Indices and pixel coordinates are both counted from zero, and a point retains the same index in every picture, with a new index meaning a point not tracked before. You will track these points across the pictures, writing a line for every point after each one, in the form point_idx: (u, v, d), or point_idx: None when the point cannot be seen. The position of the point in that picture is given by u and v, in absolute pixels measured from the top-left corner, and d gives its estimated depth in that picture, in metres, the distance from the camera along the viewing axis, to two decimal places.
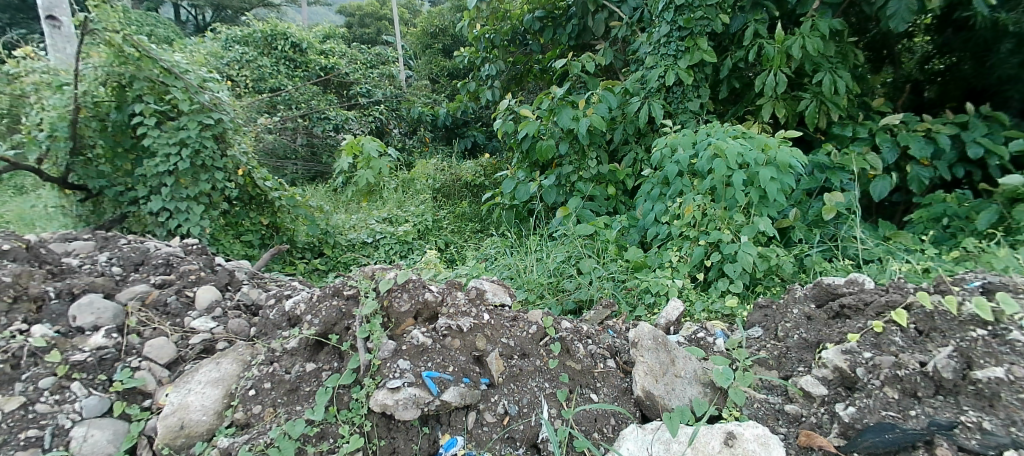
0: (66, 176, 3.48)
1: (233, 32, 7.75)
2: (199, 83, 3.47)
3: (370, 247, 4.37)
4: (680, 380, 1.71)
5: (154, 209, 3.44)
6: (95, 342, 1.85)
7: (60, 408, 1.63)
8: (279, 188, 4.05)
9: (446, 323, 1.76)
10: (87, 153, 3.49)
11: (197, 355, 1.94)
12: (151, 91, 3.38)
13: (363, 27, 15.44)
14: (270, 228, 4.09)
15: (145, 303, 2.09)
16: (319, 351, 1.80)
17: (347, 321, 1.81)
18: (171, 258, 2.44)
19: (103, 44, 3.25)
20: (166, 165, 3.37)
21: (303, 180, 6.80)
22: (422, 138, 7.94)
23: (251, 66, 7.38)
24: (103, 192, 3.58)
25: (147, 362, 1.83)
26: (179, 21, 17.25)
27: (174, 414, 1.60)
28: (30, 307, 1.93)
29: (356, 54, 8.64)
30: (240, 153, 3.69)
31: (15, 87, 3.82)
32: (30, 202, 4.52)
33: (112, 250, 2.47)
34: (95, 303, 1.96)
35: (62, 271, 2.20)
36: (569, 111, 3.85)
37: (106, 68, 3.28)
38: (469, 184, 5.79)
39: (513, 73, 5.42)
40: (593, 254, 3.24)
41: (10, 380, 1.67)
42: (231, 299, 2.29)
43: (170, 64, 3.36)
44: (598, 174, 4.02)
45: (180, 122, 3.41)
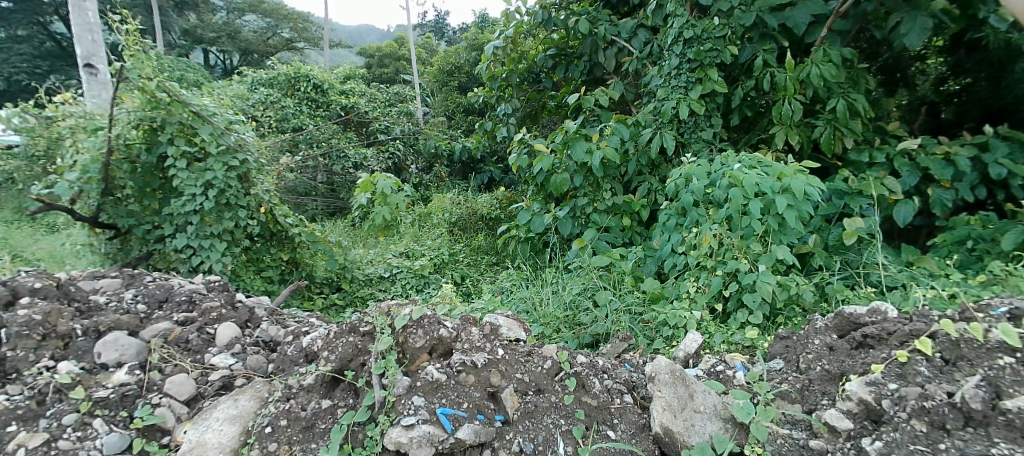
0: (97, 216, 3.62)
1: (259, 76, 8.11)
2: (225, 126, 3.61)
3: (386, 281, 4.42)
4: (699, 416, 1.67)
5: (179, 246, 3.54)
6: (118, 378, 1.89)
7: (81, 444, 1.65)
8: (300, 225, 4.14)
9: (461, 359, 1.76)
10: (117, 194, 3.63)
11: (215, 391, 1.97)
12: (181, 134, 3.53)
13: (383, 67, 16.02)
14: (290, 263, 4.17)
15: (168, 339, 2.13)
16: (335, 387, 1.81)
17: (363, 357, 1.82)
18: (195, 295, 2.50)
19: (136, 90, 3.42)
20: (192, 204, 3.49)
21: (322, 216, 6.99)
22: (439, 173, 8.10)
23: (274, 107, 7.67)
24: (131, 230, 3.71)
25: (167, 399, 1.86)
26: (208, 65, 18.16)
27: (192, 451, 1.61)
28: (58, 344, 1.99)
29: (375, 94, 8.93)
30: (262, 191, 3.81)
31: (54, 131, 4.04)
32: (61, 240, 4.69)
33: (138, 287, 2.55)
34: (119, 340, 2.01)
35: (89, 309, 2.26)
36: (582, 145, 3.91)
37: (140, 112, 3.44)
38: (485, 217, 5.85)
39: (528, 109, 5.55)
40: (609, 285, 3.22)
41: (36, 417, 1.71)
42: (250, 336, 2.33)
43: (199, 108, 3.51)
44: (613, 206, 4.03)
45: (206, 163, 3.54)
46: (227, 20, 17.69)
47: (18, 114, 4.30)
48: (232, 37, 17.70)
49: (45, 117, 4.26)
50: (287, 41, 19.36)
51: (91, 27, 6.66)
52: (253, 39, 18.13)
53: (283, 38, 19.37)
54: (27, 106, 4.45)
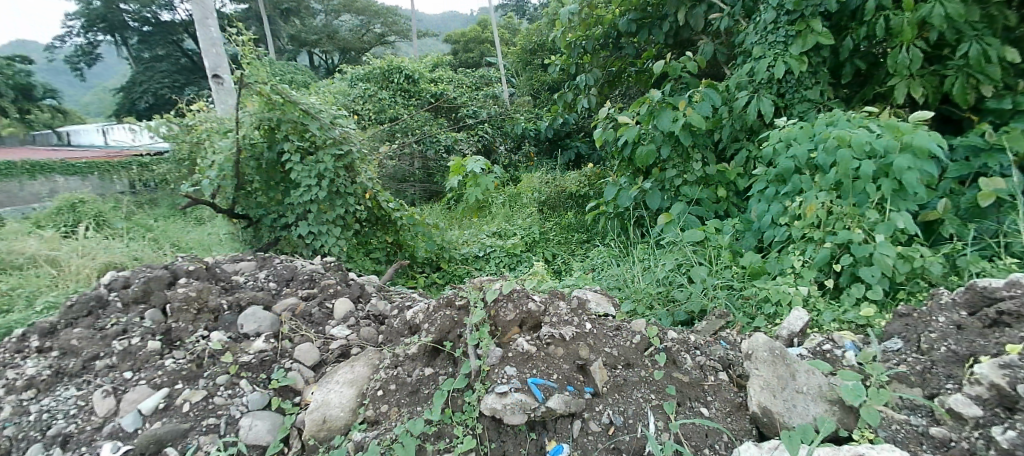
0: (234, 208, 4.12)
1: (357, 71, 8.64)
2: (330, 121, 3.94)
3: (481, 260, 4.64)
4: (801, 397, 1.57)
5: (302, 232, 3.96)
6: (257, 346, 2.22)
7: (232, 401, 1.99)
8: (401, 209, 4.44)
9: (549, 331, 1.86)
10: (248, 187, 4.10)
11: (336, 358, 2.24)
12: (294, 130, 3.90)
13: (468, 52, 16.31)
14: (394, 245, 4.51)
15: (295, 313, 2.44)
16: (435, 357, 1.99)
17: (459, 329, 1.97)
18: (314, 274, 2.82)
19: (256, 94, 3.81)
20: (308, 194, 3.86)
21: (420, 201, 7.38)
22: (527, 153, 8.39)
23: (372, 100, 8.12)
24: (261, 219, 4.21)
25: (297, 364, 2.17)
26: (314, 67, 19.88)
27: (318, 409, 1.87)
28: (210, 317, 2.36)
29: (463, 78, 9.18)
30: (366, 179, 4.11)
31: (196, 136, 4.68)
32: (207, 231, 5.51)
33: (269, 268, 2.93)
34: (257, 313, 2.35)
35: (233, 287, 2.64)
36: (668, 113, 3.72)
37: (260, 115, 3.85)
38: (574, 195, 5.76)
39: (607, 77, 5.37)
40: (705, 261, 3.09)
41: (195, 377, 2.07)
42: (363, 310, 2.58)
43: (308, 106, 3.85)
44: (705, 176, 3.82)
45: (317, 156, 3.89)
46: (326, 23, 19.13)
47: (169, 123, 5.10)
48: (331, 37, 19.03)
49: (188, 125, 5.00)
50: (379, 36, 20.38)
51: (216, 42, 7.54)
52: (351, 38, 19.20)
53: (376, 33, 20.38)
54: (173, 116, 5.20)
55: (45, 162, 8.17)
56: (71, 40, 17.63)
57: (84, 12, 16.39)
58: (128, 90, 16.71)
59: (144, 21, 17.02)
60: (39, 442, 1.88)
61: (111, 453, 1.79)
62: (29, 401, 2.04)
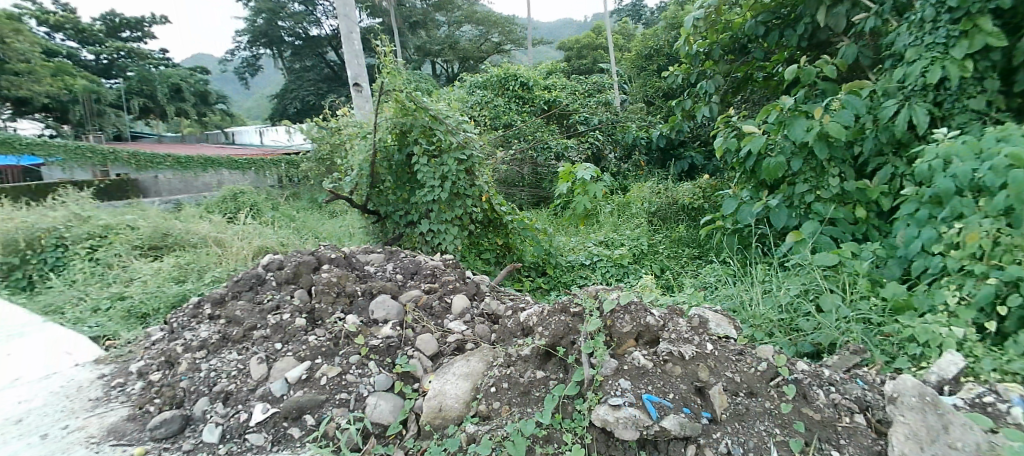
0: (367, 204, 4.50)
1: (476, 79, 9.09)
2: (456, 126, 4.17)
3: (587, 269, 4.61)
4: (957, 453, 1.39)
5: (424, 230, 4.26)
6: (385, 331, 2.44)
7: (362, 379, 2.22)
8: (512, 212, 4.59)
9: (667, 348, 1.81)
10: (380, 186, 4.46)
11: (452, 351, 2.38)
12: (423, 135, 4.19)
13: (580, 59, 16.31)
14: (503, 247, 4.67)
15: (418, 304, 2.67)
16: (547, 361, 2.02)
17: (573, 336, 2.01)
18: (436, 269, 3.04)
19: (392, 101, 4.15)
20: (432, 194, 4.13)
21: (528, 206, 7.52)
22: (637, 162, 8.17)
23: (488, 107, 8.47)
24: (389, 215, 4.56)
25: (418, 353, 2.35)
26: (436, 75, 21.29)
27: (435, 398, 2.01)
28: (345, 301, 2.63)
29: (576, 85, 9.22)
30: (483, 182, 4.29)
31: (339, 138, 5.26)
32: (339, 224, 6.15)
33: (396, 261, 3.19)
34: (386, 302, 2.59)
35: (365, 275, 2.92)
36: (802, 121, 3.36)
37: (395, 119, 4.18)
38: (687, 207, 5.50)
39: (731, 84, 5.04)
40: (837, 289, 2.74)
41: (332, 354, 2.33)
42: (477, 307, 2.74)
43: (436, 112, 4.10)
44: (841, 193, 3.42)
45: (442, 158, 4.14)
46: (449, 34, 20.38)
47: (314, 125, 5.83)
48: (453, 47, 20.23)
49: (332, 129, 5.64)
50: (496, 44, 21.19)
51: (357, 54, 8.37)
52: (470, 47, 20.32)
53: (494, 42, 21.23)
54: (320, 120, 5.90)
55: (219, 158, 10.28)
56: (242, 54, 20.76)
57: (252, 29, 19.19)
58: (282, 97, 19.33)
59: (297, 36, 19.47)
60: (208, 395, 2.24)
61: (261, 413, 2.11)
62: (200, 359, 2.42)
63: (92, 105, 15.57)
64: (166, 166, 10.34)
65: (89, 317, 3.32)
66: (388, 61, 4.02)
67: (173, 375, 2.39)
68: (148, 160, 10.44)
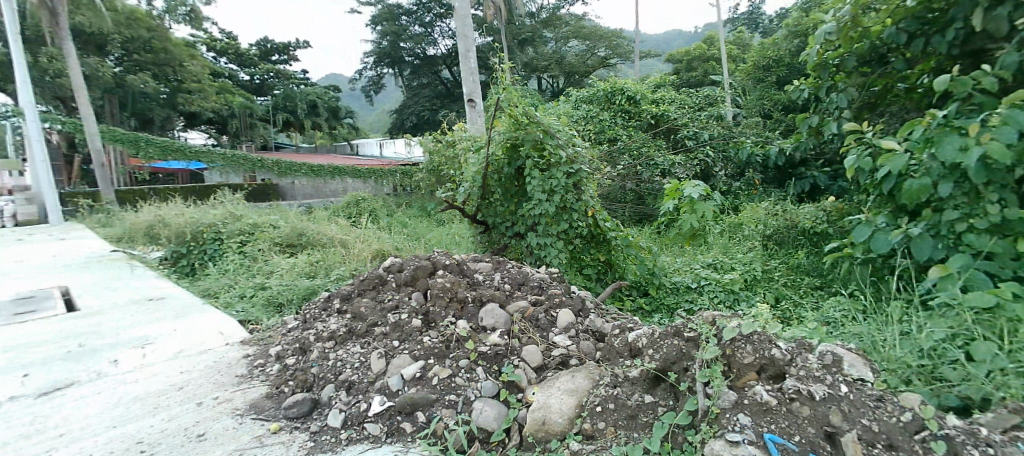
0: (476, 214, 4.62)
1: (581, 94, 9.10)
2: (567, 141, 4.17)
3: (694, 292, 4.40)
4: None
5: (531, 242, 4.31)
6: (494, 339, 2.53)
7: (470, 384, 2.30)
8: (616, 229, 4.50)
9: (794, 386, 1.68)
10: (490, 197, 4.57)
11: (556, 365, 2.39)
12: (534, 149, 4.23)
13: (691, 71, 15.62)
14: (605, 264, 4.61)
15: (525, 315, 2.74)
16: (656, 385, 1.97)
17: (686, 363, 1.90)
18: (543, 283, 3.12)
19: (506, 115, 4.22)
20: (540, 207, 4.16)
21: (630, 222, 7.31)
22: (752, 180, 7.60)
23: (593, 121, 8.46)
24: (496, 226, 4.66)
25: (523, 363, 2.39)
26: (542, 90, 21.71)
27: (539, 410, 2.01)
28: (457, 306, 2.75)
29: (686, 99, 8.83)
30: (590, 197, 4.23)
31: (454, 151, 5.55)
32: (446, 232, 6.46)
33: (503, 271, 3.28)
34: (495, 310, 2.69)
35: (475, 283, 3.04)
36: (955, 138, 2.75)
37: (508, 134, 4.23)
38: (807, 231, 4.88)
39: (869, 97, 4.51)
40: (1000, 338, 2.06)
41: (443, 356, 2.45)
42: (582, 323, 2.75)
43: (549, 126, 4.09)
44: (1004, 223, 2.76)
45: (551, 171, 4.15)
46: (556, 49, 20.70)
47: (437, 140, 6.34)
48: (559, 62, 20.51)
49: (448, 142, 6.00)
50: (602, 59, 21.18)
51: (472, 70, 8.76)
52: (576, 62, 20.53)
53: (600, 56, 21.23)
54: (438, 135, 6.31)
55: (345, 168, 11.70)
56: (366, 73, 22.86)
57: (377, 51, 21.16)
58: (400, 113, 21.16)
59: (416, 56, 21.02)
60: (334, 382, 2.44)
61: (379, 405, 2.26)
62: (329, 349, 2.65)
63: (246, 119, 18.43)
64: (303, 173, 12.13)
65: (238, 302, 3.81)
66: (506, 78, 4.12)
67: (305, 362, 2.64)
68: (288, 166, 12.10)
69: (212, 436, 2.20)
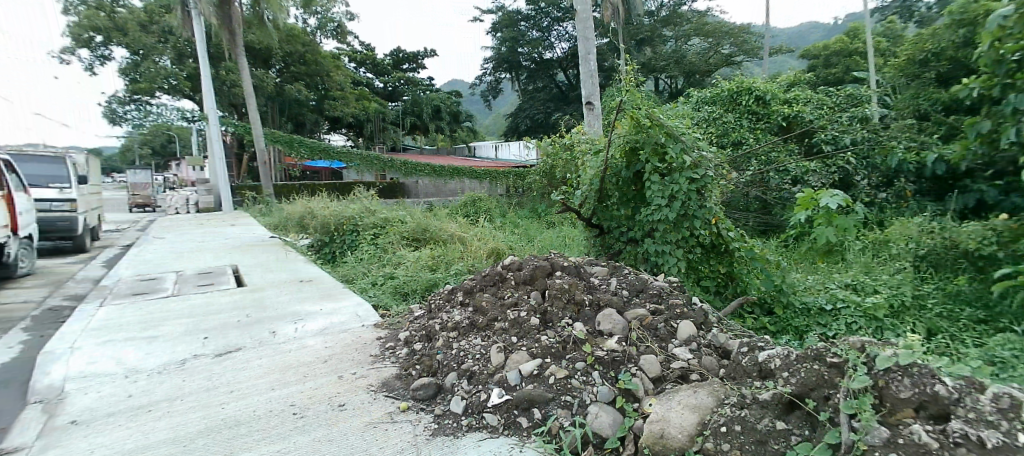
0: (591, 218, 4.62)
1: (703, 94, 8.63)
2: (691, 144, 3.98)
3: (828, 316, 3.90)
4: None
5: (649, 249, 4.19)
6: (611, 345, 2.53)
7: (585, 386, 2.31)
8: (740, 239, 4.18)
9: (962, 430, 1.46)
10: (608, 201, 4.49)
11: (675, 378, 2.35)
12: (654, 153, 4.08)
13: (831, 68, 13.98)
14: (725, 276, 4.27)
15: (643, 323, 2.70)
16: (790, 412, 1.84)
17: (828, 390, 1.78)
18: (663, 291, 3.04)
19: (627, 118, 4.14)
20: (659, 214, 4.03)
21: (754, 234, 6.73)
22: (902, 191, 6.81)
23: (715, 124, 8.04)
24: (612, 231, 4.60)
25: (641, 372, 2.36)
26: (658, 91, 20.89)
27: (657, 423, 1.95)
28: (573, 309, 2.81)
29: (825, 98, 7.96)
30: (714, 203, 3.95)
31: (571, 154, 5.58)
32: (557, 234, 6.52)
33: (620, 277, 3.24)
34: (612, 316, 2.69)
35: (591, 287, 3.07)
36: None
37: (629, 137, 4.17)
38: (971, 254, 4.12)
39: None
40: None
41: (560, 356, 2.50)
42: (704, 337, 2.63)
43: (672, 129, 3.94)
44: None
45: (672, 177, 3.99)
46: (677, 48, 19.79)
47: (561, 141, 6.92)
48: (679, 61, 19.57)
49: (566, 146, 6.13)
50: (727, 56, 19.85)
51: (592, 73, 8.65)
52: (697, 60, 19.47)
53: (724, 54, 19.90)
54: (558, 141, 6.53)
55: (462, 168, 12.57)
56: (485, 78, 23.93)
57: (497, 56, 22.05)
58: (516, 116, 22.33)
59: (533, 61, 21.66)
60: (457, 370, 2.61)
61: (497, 397, 2.36)
62: (453, 339, 2.85)
63: (379, 122, 20.64)
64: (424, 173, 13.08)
65: (371, 288, 4.22)
66: (630, 80, 4.06)
67: (432, 348, 2.85)
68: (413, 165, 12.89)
69: (350, 407, 2.46)
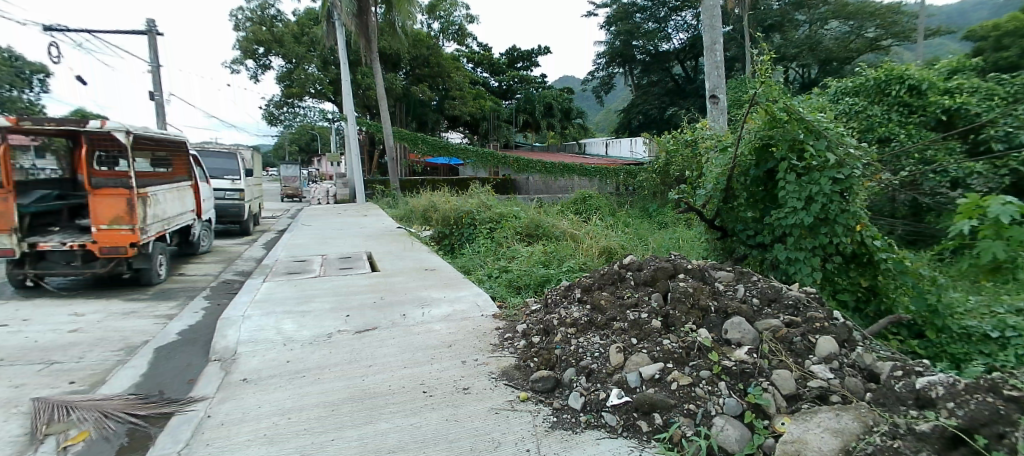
0: (714, 219, 4.39)
1: (843, 85, 7.67)
2: (838, 140, 3.54)
3: (994, 344, 3.20)
4: None
5: (778, 256, 3.85)
6: (740, 356, 2.38)
7: (710, 397, 2.19)
8: (888, 250, 3.68)
9: None
10: (734, 201, 4.21)
11: (813, 398, 2.18)
12: (791, 149, 3.70)
13: (1000, 51, 11.50)
14: (867, 291, 3.78)
15: (776, 335, 2.51)
16: (955, 450, 1.66)
17: (1006, 429, 1.62)
18: (799, 302, 2.78)
19: (760, 112, 3.82)
20: (793, 217, 3.65)
21: (902, 244, 5.70)
22: None
23: (859, 118, 7.11)
24: (737, 234, 4.28)
25: (773, 387, 2.21)
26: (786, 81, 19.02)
27: (793, 442, 1.80)
28: (698, 314, 2.68)
29: (996, 87, 6.61)
30: (861, 207, 3.49)
31: (695, 151, 5.31)
32: (669, 235, 6.25)
33: (749, 284, 3.01)
34: (742, 324, 2.54)
35: (717, 293, 2.89)
36: None
37: (761, 133, 3.86)
38: None
39: None
40: None
41: (683, 362, 2.39)
42: (847, 357, 2.39)
43: (814, 123, 3.55)
44: None
45: (811, 176, 3.59)
46: (810, 33, 17.86)
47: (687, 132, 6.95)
48: (812, 49, 17.65)
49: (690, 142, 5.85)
50: (871, 40, 17.48)
51: (718, 65, 7.93)
52: (834, 46, 17.40)
53: (868, 38, 17.54)
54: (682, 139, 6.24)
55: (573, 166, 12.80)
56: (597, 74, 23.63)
57: (610, 51, 21.76)
58: (627, 112, 22.55)
59: (648, 53, 21.28)
60: (576, 367, 2.59)
61: (617, 398, 2.31)
62: (571, 335, 2.83)
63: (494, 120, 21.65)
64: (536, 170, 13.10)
65: (487, 280, 4.39)
66: (767, 70, 3.74)
67: (551, 343, 2.87)
68: (525, 162, 13.08)
69: (474, 391, 2.58)
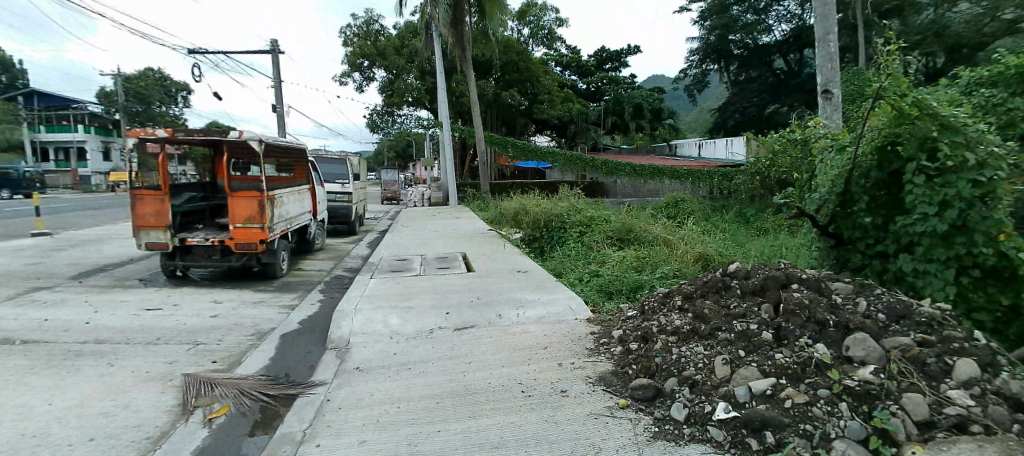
0: (828, 226, 4.02)
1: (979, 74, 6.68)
2: (982, 136, 3.09)
3: None
4: None
5: (903, 268, 3.45)
6: (864, 374, 2.19)
7: (830, 418, 2.03)
8: None
9: None
10: (852, 207, 3.84)
11: (949, 427, 1.93)
12: (922, 148, 3.29)
13: None
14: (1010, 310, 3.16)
15: (907, 355, 2.24)
16: None
17: None
18: (934, 320, 2.47)
19: (884, 107, 3.44)
20: (923, 224, 3.24)
21: None
22: None
23: None
24: (855, 242, 3.90)
25: (903, 412, 1.99)
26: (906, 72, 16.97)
27: None
28: (815, 327, 2.49)
29: None
30: (1007, 214, 3.02)
31: (804, 151, 4.92)
32: (770, 242, 5.85)
33: (871, 297, 2.72)
34: (867, 341, 2.31)
35: (835, 305, 2.66)
36: None
37: (885, 130, 3.48)
38: None
39: None
40: None
41: (798, 379, 2.23)
42: (992, 384, 2.09)
43: (951, 118, 3.13)
44: None
45: (945, 179, 3.18)
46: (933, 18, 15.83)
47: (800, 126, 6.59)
48: (939, 34, 15.58)
49: (797, 142, 5.41)
50: None
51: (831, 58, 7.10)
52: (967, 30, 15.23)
53: None
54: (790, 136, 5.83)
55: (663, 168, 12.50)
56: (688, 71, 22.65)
57: (704, 47, 20.74)
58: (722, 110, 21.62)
59: (745, 47, 20.22)
60: (677, 377, 2.49)
61: (724, 412, 2.17)
62: (672, 344, 2.76)
63: (582, 123, 21.68)
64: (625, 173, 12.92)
65: (579, 284, 4.39)
66: (894, 61, 3.36)
67: (650, 350, 2.80)
68: (615, 165, 13.02)
69: (573, 394, 2.60)
